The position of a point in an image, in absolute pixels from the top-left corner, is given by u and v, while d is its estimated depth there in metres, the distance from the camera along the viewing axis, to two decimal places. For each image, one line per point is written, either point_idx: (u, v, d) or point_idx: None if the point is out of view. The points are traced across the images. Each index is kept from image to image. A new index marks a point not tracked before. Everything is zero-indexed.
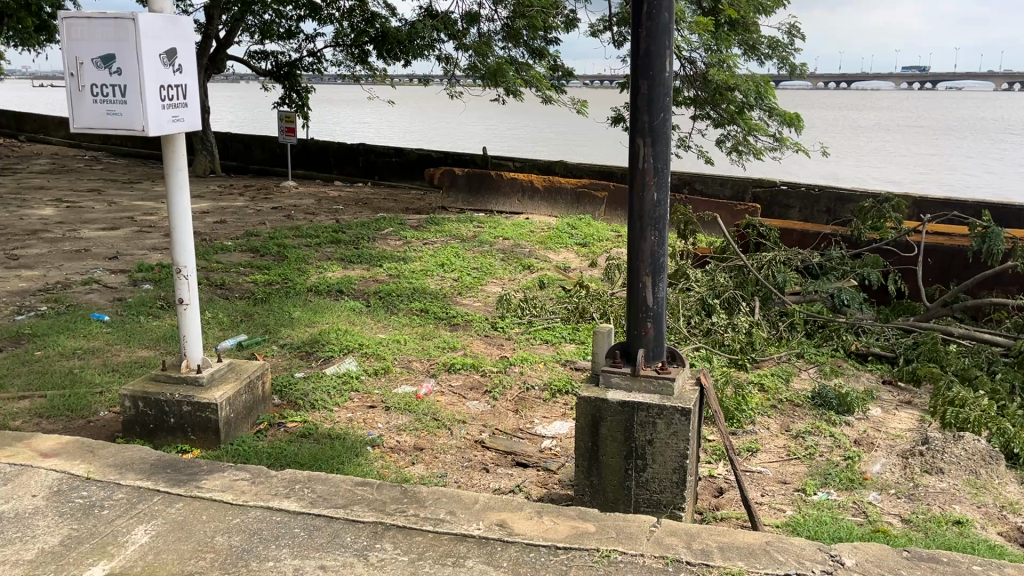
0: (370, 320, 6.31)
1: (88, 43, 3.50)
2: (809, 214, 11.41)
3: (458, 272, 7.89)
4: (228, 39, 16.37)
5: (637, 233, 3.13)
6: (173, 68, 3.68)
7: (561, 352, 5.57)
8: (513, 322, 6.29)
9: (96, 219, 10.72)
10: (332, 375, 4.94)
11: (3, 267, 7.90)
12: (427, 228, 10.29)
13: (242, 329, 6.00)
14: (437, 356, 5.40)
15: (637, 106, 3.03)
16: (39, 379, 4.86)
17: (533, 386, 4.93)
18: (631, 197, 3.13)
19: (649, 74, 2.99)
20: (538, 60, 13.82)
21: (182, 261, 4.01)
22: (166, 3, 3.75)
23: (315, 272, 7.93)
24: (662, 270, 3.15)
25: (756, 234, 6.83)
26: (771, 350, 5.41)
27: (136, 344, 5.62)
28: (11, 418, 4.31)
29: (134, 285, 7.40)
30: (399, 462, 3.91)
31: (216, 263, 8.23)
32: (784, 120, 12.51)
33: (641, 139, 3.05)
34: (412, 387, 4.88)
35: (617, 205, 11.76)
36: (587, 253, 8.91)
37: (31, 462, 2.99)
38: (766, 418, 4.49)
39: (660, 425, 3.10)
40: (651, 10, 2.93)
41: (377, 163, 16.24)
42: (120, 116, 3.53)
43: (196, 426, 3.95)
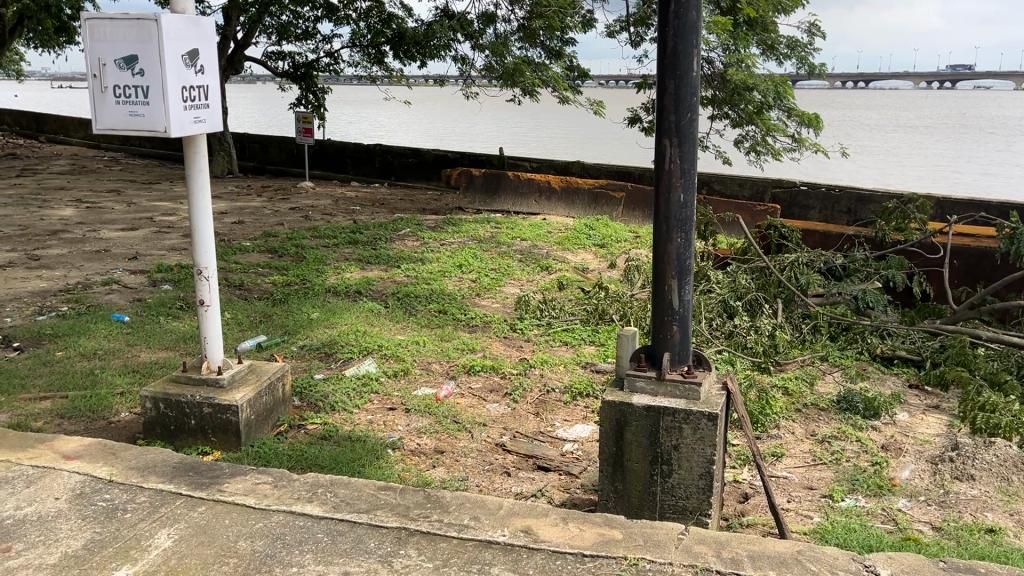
0: (389, 321, 6.30)
1: (111, 43, 3.49)
2: (829, 215, 11.31)
3: (477, 273, 7.86)
4: (246, 40, 16.46)
5: (663, 235, 3.09)
6: (195, 68, 3.67)
7: (581, 354, 5.53)
8: (532, 323, 6.25)
9: (116, 220, 10.79)
10: (352, 377, 4.92)
11: (24, 267, 7.96)
12: (445, 229, 10.29)
13: (261, 330, 6.01)
14: (456, 357, 5.38)
15: (663, 106, 2.99)
16: (61, 380, 4.88)
17: (554, 388, 4.89)
18: (656, 198, 3.09)
19: (676, 74, 2.95)
20: (555, 60, 13.79)
21: (203, 262, 4.01)
22: (189, 4, 3.74)
23: (333, 273, 7.93)
24: (687, 273, 3.11)
25: (778, 235, 6.76)
26: (794, 352, 5.34)
27: (157, 344, 5.63)
28: (33, 418, 4.32)
29: (154, 285, 7.43)
30: (420, 465, 3.88)
31: (235, 264, 8.25)
32: (803, 120, 12.41)
33: (667, 140, 3.00)
34: (433, 389, 4.85)
35: (635, 206, 11.70)
36: (605, 254, 8.87)
37: (54, 463, 2.98)
38: (790, 422, 4.42)
39: (686, 429, 3.05)
40: (678, 9, 2.88)
41: (394, 164, 16.25)
42: (142, 117, 3.52)
43: (217, 428, 3.93)
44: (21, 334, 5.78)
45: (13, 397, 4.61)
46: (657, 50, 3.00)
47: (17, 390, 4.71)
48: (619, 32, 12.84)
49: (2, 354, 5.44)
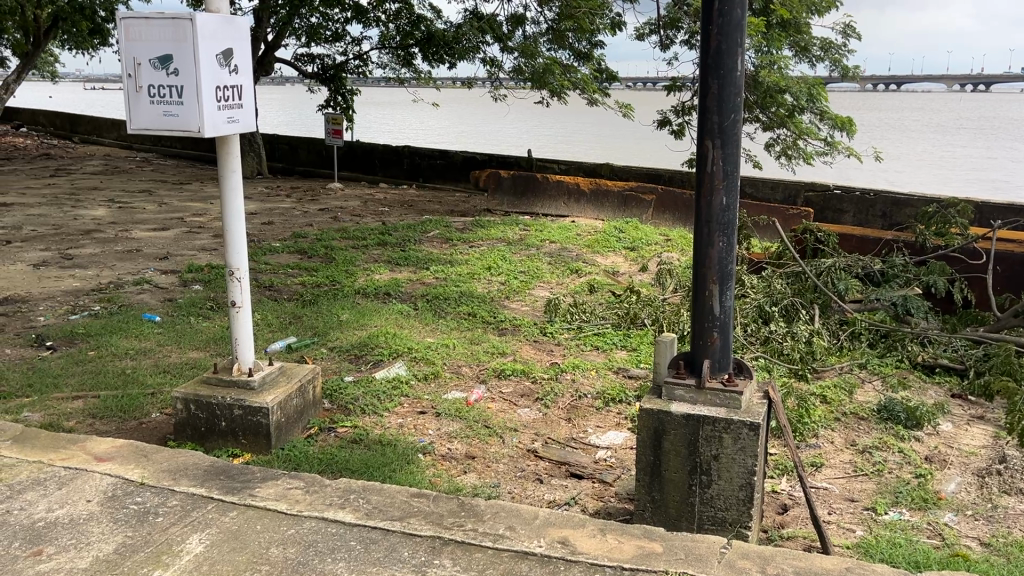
0: (419, 323, 6.25)
1: (146, 44, 3.48)
2: (863, 219, 11.12)
3: (505, 276, 7.81)
4: (276, 42, 16.58)
5: (705, 239, 3.01)
6: (229, 68, 3.65)
7: (613, 359, 5.44)
8: (562, 326, 6.18)
9: (147, 220, 10.88)
10: (382, 380, 4.88)
11: (57, 266, 8.03)
12: (473, 231, 10.24)
13: (291, 331, 6.00)
14: (487, 361, 5.32)
15: (706, 106, 2.91)
16: (93, 379, 4.89)
17: (586, 393, 4.81)
18: (697, 201, 3.01)
19: (720, 73, 2.87)
20: (584, 62, 13.74)
21: (235, 263, 3.99)
22: (223, 3, 3.72)
23: (363, 275, 7.92)
24: (729, 278, 3.02)
25: (814, 240, 6.64)
26: (831, 360, 5.23)
27: (187, 345, 5.63)
28: (65, 418, 4.32)
29: (185, 285, 7.46)
30: (451, 470, 3.83)
31: (265, 265, 8.26)
32: (836, 123, 12.23)
33: (709, 141, 2.92)
34: (463, 392, 4.79)
35: (665, 208, 11.58)
36: (635, 257, 8.77)
37: (87, 465, 2.96)
38: (829, 431, 4.31)
39: (727, 439, 2.97)
40: (722, 7, 2.81)
41: (422, 165, 16.26)
42: (176, 117, 3.50)
43: (247, 430, 3.91)
44: (54, 333, 5.81)
45: (46, 396, 4.62)
46: (700, 49, 2.92)
47: (50, 389, 4.72)
48: (648, 34, 12.76)
49: (35, 353, 5.47)
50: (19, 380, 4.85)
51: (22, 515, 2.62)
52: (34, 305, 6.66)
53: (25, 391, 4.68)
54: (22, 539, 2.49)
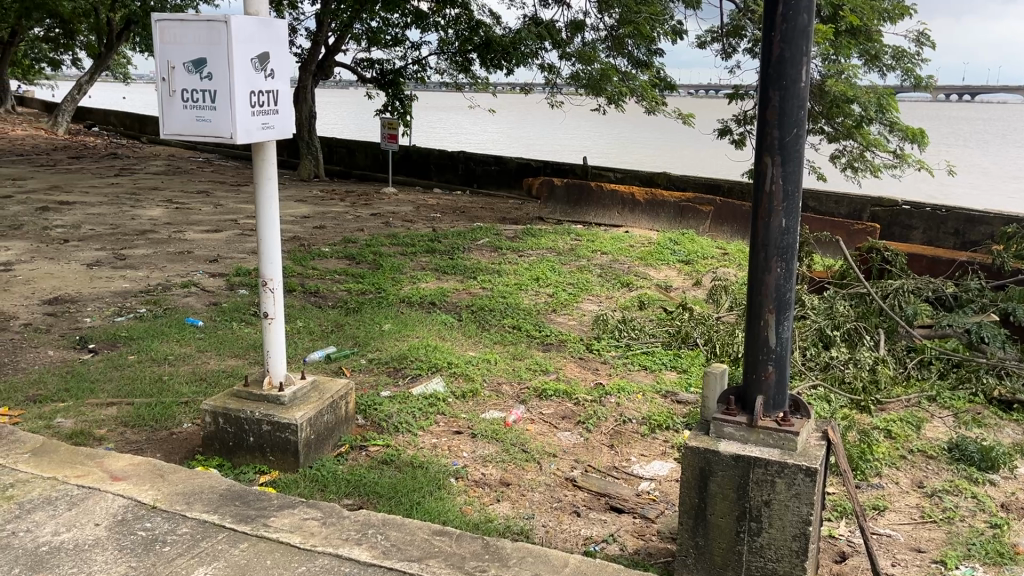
0: (461, 336, 6.09)
1: (180, 46, 3.37)
2: (934, 236, 10.60)
3: (554, 288, 7.60)
4: (336, 46, 16.68)
5: (761, 264, 2.75)
6: (264, 72, 3.52)
7: (661, 382, 5.18)
8: (609, 344, 5.93)
9: (202, 221, 10.96)
10: (419, 396, 4.70)
11: (109, 266, 8.10)
12: (524, 240, 10.05)
13: (331, 340, 5.89)
14: (529, 379, 5.10)
15: (766, 119, 2.65)
16: (129, 386, 4.82)
17: (631, 418, 4.56)
18: (753, 222, 2.75)
19: (782, 84, 2.61)
20: (643, 69, 13.46)
21: (269, 274, 3.87)
22: (263, 6, 3.58)
23: (409, 283, 7.80)
24: (787, 308, 2.77)
25: (880, 260, 6.27)
26: (897, 390, 4.88)
27: (227, 352, 5.56)
28: (97, 426, 4.26)
29: (231, 289, 7.42)
30: (483, 498, 3.63)
31: (312, 270, 8.20)
32: (907, 135, 11.71)
33: (768, 157, 2.67)
34: (502, 412, 4.59)
35: (723, 220, 11.20)
36: (690, 271, 8.46)
37: (101, 484, 2.84)
38: (894, 470, 3.99)
39: (780, 485, 2.71)
40: (787, 11, 2.55)
41: (476, 171, 16.14)
42: (210, 122, 3.39)
43: (275, 447, 3.78)
44: (97, 335, 5.80)
45: (81, 401, 4.57)
46: (760, 57, 2.67)
47: (86, 394, 4.67)
48: (710, 41, 12.43)
49: (77, 356, 5.45)
50: (57, 383, 4.82)
51: (27, 537, 2.50)
52: (82, 305, 6.68)
53: (61, 395, 4.64)
54: (23, 565, 2.37)
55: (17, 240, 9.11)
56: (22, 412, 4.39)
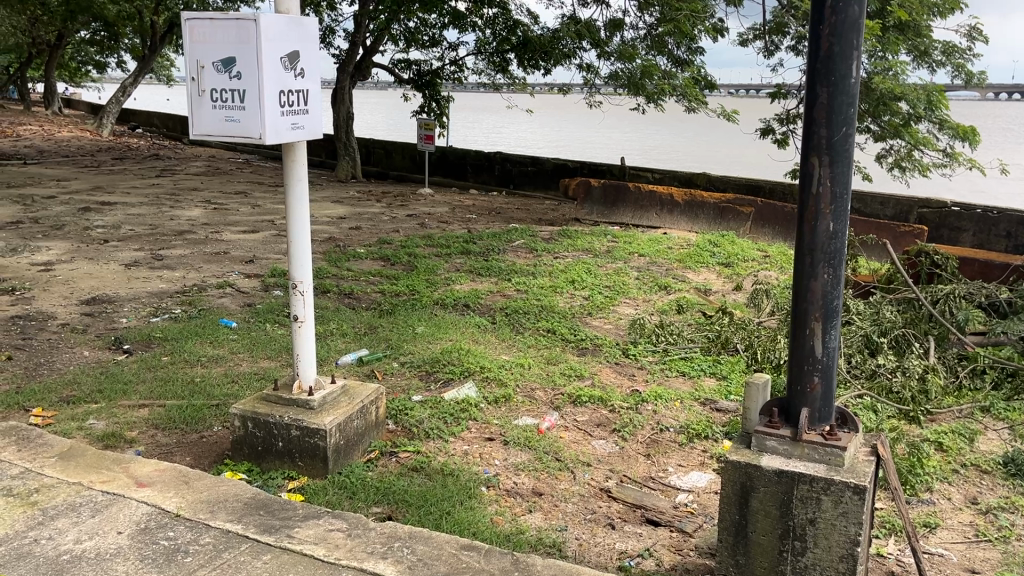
0: (495, 339, 6.00)
1: (210, 45, 3.33)
2: (984, 238, 10.27)
3: (589, 290, 7.48)
4: (374, 47, 16.72)
5: (807, 270, 2.61)
6: (294, 71, 3.46)
7: (700, 389, 5.03)
8: (646, 349, 5.80)
9: (239, 221, 11.03)
10: (451, 401, 4.62)
11: (147, 267, 8.16)
12: (560, 242, 9.94)
13: (364, 342, 5.83)
14: (563, 385, 4.99)
15: (813, 118, 2.52)
16: (161, 387, 4.82)
17: (668, 427, 4.42)
18: (799, 225, 2.61)
19: (830, 80, 2.47)
20: (683, 68, 13.27)
21: (299, 276, 3.81)
22: (293, 4, 3.51)
23: (443, 284, 7.74)
24: (834, 316, 2.62)
25: (929, 264, 6.04)
26: (948, 401, 4.68)
27: (260, 353, 5.53)
28: (128, 428, 4.26)
29: (266, 290, 7.43)
30: (515, 508, 3.53)
31: (347, 271, 8.19)
32: (957, 133, 11.39)
33: (816, 157, 2.53)
34: (535, 419, 4.49)
35: (764, 222, 10.97)
36: (730, 274, 8.27)
37: (125, 490, 2.80)
38: (946, 485, 3.80)
39: (827, 503, 2.56)
40: (837, 3, 2.41)
41: (513, 172, 16.07)
42: (239, 123, 3.34)
43: (304, 453, 3.72)
44: (132, 335, 5.81)
45: (114, 403, 4.57)
46: (808, 52, 2.53)
47: (119, 395, 4.67)
48: (752, 39, 12.21)
49: (112, 356, 5.47)
50: (91, 384, 4.83)
51: (49, 545, 2.46)
52: (119, 306, 6.72)
53: (95, 396, 4.65)
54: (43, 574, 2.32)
55: (59, 240, 9.25)
56: (55, 414, 4.41)
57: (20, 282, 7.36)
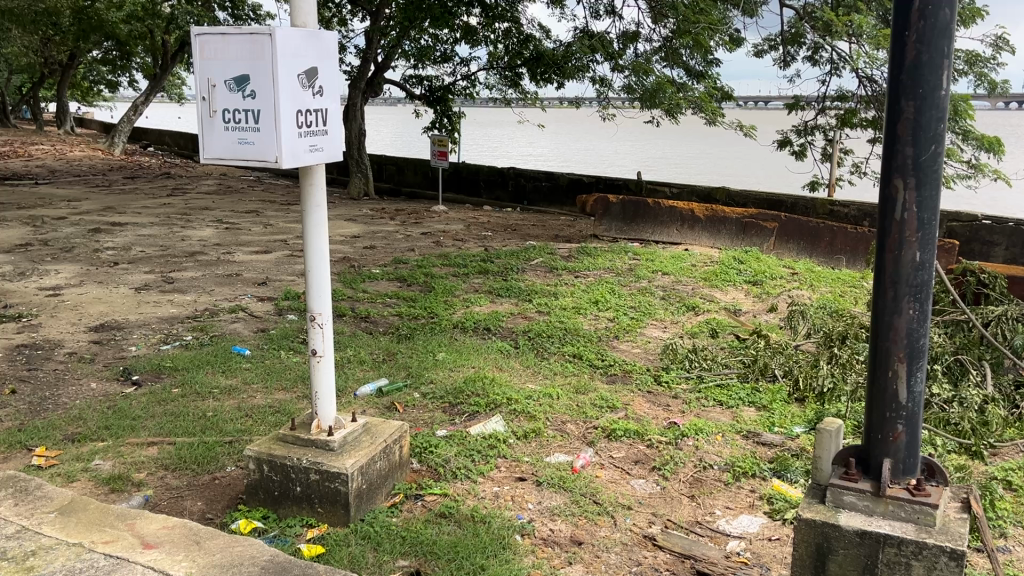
0: (519, 366, 5.71)
1: (222, 62, 3.09)
2: (1018, 252, 9.96)
3: (614, 311, 7.20)
4: (385, 63, 16.57)
5: (888, 305, 2.32)
6: (312, 89, 3.21)
7: (740, 421, 4.73)
8: (679, 376, 5.51)
9: (251, 242, 10.82)
10: (477, 437, 4.33)
11: (156, 290, 7.94)
12: (580, 260, 9.67)
13: (382, 371, 5.56)
14: (595, 417, 4.69)
15: (897, 135, 2.25)
16: (171, 424, 4.56)
17: (712, 464, 4.13)
18: (879, 255, 2.33)
19: (918, 93, 2.20)
20: (700, 80, 13.05)
21: (317, 308, 3.55)
22: (310, 18, 3.26)
23: (462, 306, 7.48)
24: (921, 358, 2.33)
25: (976, 283, 5.71)
26: (1010, 433, 4.37)
27: (273, 384, 5.27)
28: (136, 469, 4.02)
29: (279, 314, 7.18)
30: (553, 560, 3.24)
31: (363, 293, 7.95)
32: (983, 144, 11.11)
33: (900, 179, 2.25)
34: (568, 456, 4.20)
35: (789, 237, 10.67)
36: (759, 293, 7.97)
37: (130, 553, 2.53)
38: (1022, 530, 3.47)
39: (918, 568, 2.29)
40: (925, 7, 2.15)
41: (527, 188, 15.84)
42: (253, 145, 3.09)
43: (324, 499, 3.46)
44: (141, 366, 5.56)
45: (121, 441, 4.33)
46: (889, 62, 2.27)
47: (126, 432, 4.42)
48: (769, 50, 11.98)
49: (120, 388, 5.21)
50: (97, 420, 4.58)
51: None
52: (128, 333, 6.49)
53: (101, 433, 4.41)
54: None
55: (68, 263, 9.05)
56: (59, 454, 4.17)
57: (27, 308, 7.15)
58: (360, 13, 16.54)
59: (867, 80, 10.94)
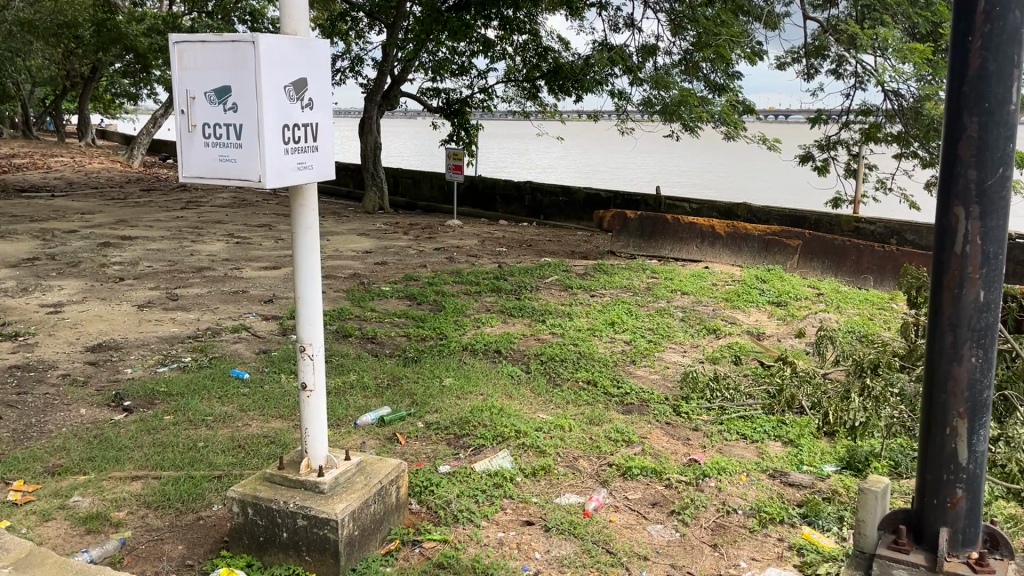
0: (530, 394, 5.41)
1: (201, 73, 2.83)
2: None
3: (631, 333, 6.89)
4: (402, 76, 16.38)
5: (946, 352, 2.01)
6: (301, 102, 2.95)
7: (766, 458, 4.40)
8: (699, 407, 5.20)
9: (261, 256, 10.61)
10: (482, 473, 4.04)
11: (159, 308, 7.72)
12: (596, 277, 9.37)
13: (386, 398, 5.27)
14: (610, 453, 4.38)
15: (957, 155, 1.94)
16: (159, 455, 4.30)
17: (736, 508, 3.80)
18: (936, 294, 2.02)
19: (982, 107, 1.90)
20: (721, 93, 12.74)
21: (307, 339, 3.27)
22: (302, 24, 2.99)
23: (472, 326, 7.20)
24: (984, 412, 2.01)
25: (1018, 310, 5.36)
26: None
27: (271, 412, 4.99)
28: (116, 507, 3.75)
29: (282, 334, 6.93)
30: None
31: (371, 311, 7.70)
32: None
33: (961, 207, 1.95)
34: (580, 497, 3.89)
35: (813, 255, 10.31)
36: (783, 315, 7.64)
37: None
38: None
39: None
40: (992, 8, 1.86)
41: (544, 203, 15.58)
42: (235, 163, 2.83)
43: (312, 546, 3.17)
44: (134, 391, 5.31)
45: (104, 475, 4.08)
46: (948, 72, 1.97)
47: (110, 465, 4.18)
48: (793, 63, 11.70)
49: (110, 415, 4.96)
50: (82, 451, 4.34)
51: None
52: (126, 353, 6.26)
53: (84, 466, 4.17)
54: None
55: (73, 278, 8.87)
56: (37, 488, 3.92)
57: (25, 326, 6.95)
58: (377, 26, 16.41)
59: (893, 95, 10.64)
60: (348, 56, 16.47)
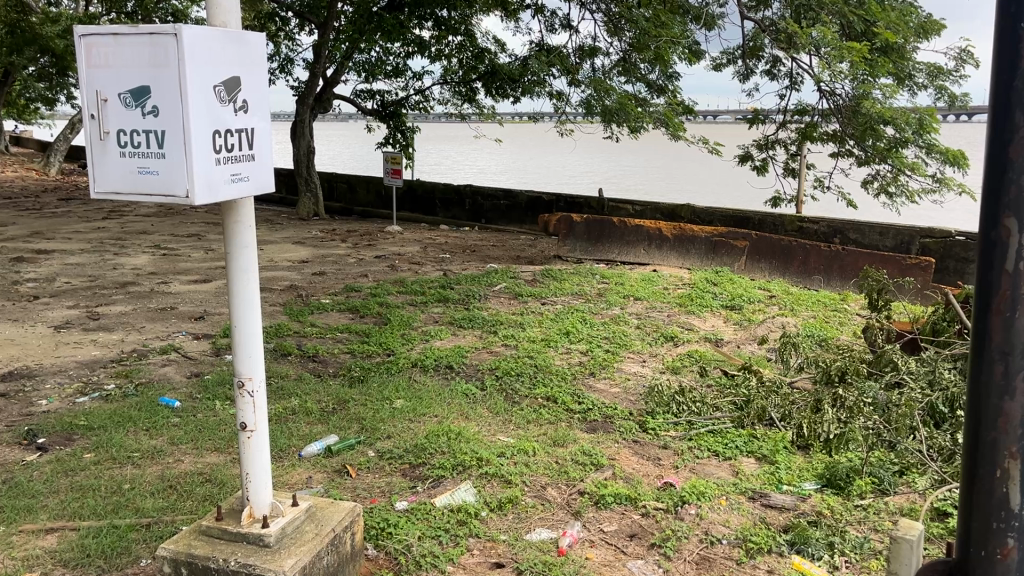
0: (487, 414, 5.07)
1: (113, 71, 2.43)
2: None
3: (587, 344, 6.61)
4: (335, 78, 15.84)
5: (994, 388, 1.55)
6: (233, 105, 2.56)
7: (744, 477, 4.15)
8: (666, 422, 4.94)
9: (190, 269, 10.02)
10: (443, 509, 3.70)
11: (78, 329, 7.12)
12: (545, 284, 9.09)
13: (332, 424, 4.86)
14: (580, 479, 4.08)
15: (1007, 157, 1.52)
16: (79, 502, 3.82)
17: (721, 538, 3.54)
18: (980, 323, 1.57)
19: None
20: (661, 94, 12.61)
21: (246, 372, 2.88)
22: (233, 16, 2.61)
23: (420, 340, 6.82)
24: None
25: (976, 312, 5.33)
26: None
27: (203, 445, 4.54)
28: (27, 568, 3.27)
29: (216, 354, 6.46)
30: None
31: (311, 326, 7.26)
32: (948, 158, 11.19)
33: (1012, 218, 1.52)
34: (552, 532, 3.57)
35: (760, 256, 10.23)
36: (739, 319, 7.50)
37: None
38: None
39: None
40: None
41: (485, 206, 15.27)
42: (156, 175, 2.43)
43: None
44: (49, 426, 4.78)
45: (14, 528, 3.59)
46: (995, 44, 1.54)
47: (21, 516, 3.68)
48: (730, 64, 11.65)
49: (21, 456, 4.44)
50: None
51: None
52: (40, 382, 5.69)
53: None
54: None
55: None
56: None
57: None
58: (307, 27, 15.86)
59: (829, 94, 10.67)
60: (278, 57, 15.88)
